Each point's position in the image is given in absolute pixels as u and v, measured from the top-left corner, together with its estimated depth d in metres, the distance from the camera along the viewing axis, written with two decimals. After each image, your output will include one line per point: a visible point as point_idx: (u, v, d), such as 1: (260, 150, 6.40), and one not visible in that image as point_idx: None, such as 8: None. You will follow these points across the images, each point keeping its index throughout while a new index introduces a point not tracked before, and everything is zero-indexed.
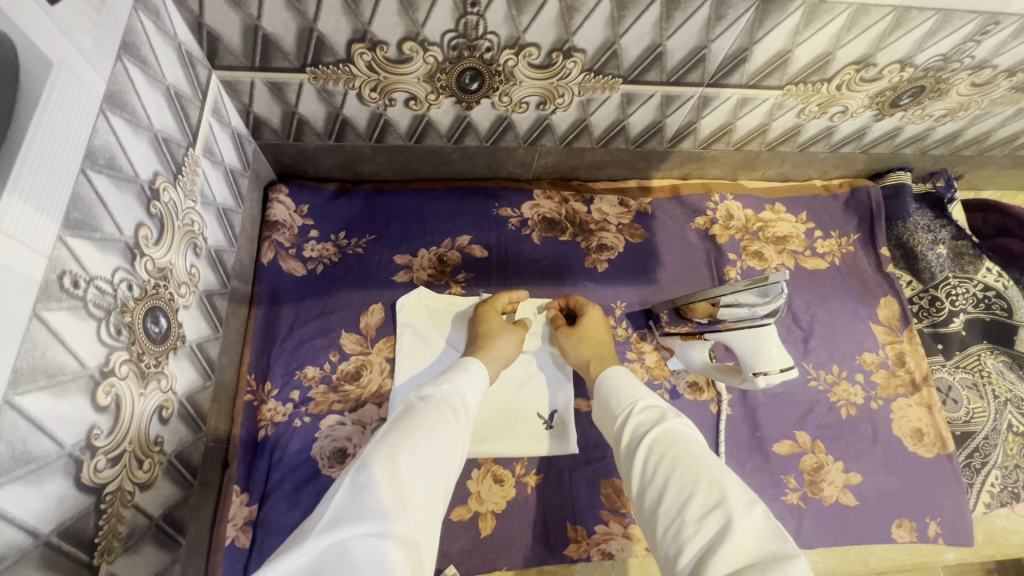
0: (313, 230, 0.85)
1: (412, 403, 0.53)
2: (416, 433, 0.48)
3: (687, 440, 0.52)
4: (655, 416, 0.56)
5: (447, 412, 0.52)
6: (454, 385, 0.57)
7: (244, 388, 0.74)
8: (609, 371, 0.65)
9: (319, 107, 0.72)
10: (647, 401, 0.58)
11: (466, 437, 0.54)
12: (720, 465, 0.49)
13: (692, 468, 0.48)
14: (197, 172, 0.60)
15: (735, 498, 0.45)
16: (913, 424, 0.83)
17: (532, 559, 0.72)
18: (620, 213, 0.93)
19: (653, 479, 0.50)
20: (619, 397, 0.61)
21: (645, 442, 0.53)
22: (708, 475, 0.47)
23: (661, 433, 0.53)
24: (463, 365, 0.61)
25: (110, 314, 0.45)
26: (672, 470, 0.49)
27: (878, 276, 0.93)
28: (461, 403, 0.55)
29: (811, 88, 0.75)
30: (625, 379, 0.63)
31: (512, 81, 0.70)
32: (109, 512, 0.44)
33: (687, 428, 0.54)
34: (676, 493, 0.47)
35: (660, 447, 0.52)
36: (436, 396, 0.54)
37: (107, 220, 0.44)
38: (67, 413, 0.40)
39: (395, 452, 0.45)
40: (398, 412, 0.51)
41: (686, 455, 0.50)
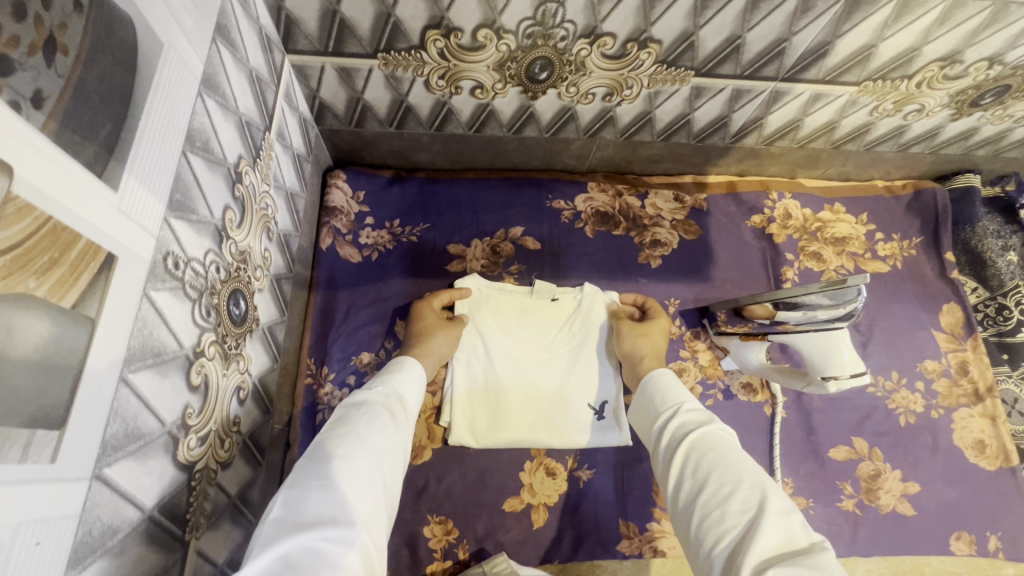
0: (369, 217, 0.85)
1: (348, 409, 0.51)
2: (350, 438, 0.46)
3: (729, 443, 0.50)
4: (700, 416, 0.53)
5: (384, 415, 0.51)
6: (389, 388, 0.56)
7: (304, 370, 0.75)
8: (656, 372, 0.62)
9: (385, 94, 0.72)
10: (689, 401, 0.56)
11: (403, 438, 0.52)
12: (761, 470, 0.47)
13: (734, 466, 0.47)
14: (271, 157, 0.60)
15: (774, 500, 0.43)
16: (975, 435, 0.81)
17: (584, 553, 0.72)
18: (675, 209, 0.92)
19: (690, 478, 0.48)
20: (664, 397, 0.58)
21: (686, 440, 0.51)
22: (752, 477, 0.45)
23: (704, 432, 0.51)
24: (399, 367, 0.60)
25: (202, 296, 0.45)
26: (713, 467, 0.47)
27: (941, 281, 0.89)
28: (399, 407, 0.54)
29: (889, 85, 0.72)
30: (672, 381, 0.60)
31: (582, 71, 0.68)
32: (197, 489, 0.45)
33: (729, 432, 0.51)
34: (717, 487, 0.46)
35: (699, 446, 0.50)
36: (371, 400, 0.53)
37: (202, 202, 0.45)
38: (167, 390, 0.40)
39: (329, 459, 0.44)
40: (331, 421, 0.50)
41: (726, 457, 0.48)
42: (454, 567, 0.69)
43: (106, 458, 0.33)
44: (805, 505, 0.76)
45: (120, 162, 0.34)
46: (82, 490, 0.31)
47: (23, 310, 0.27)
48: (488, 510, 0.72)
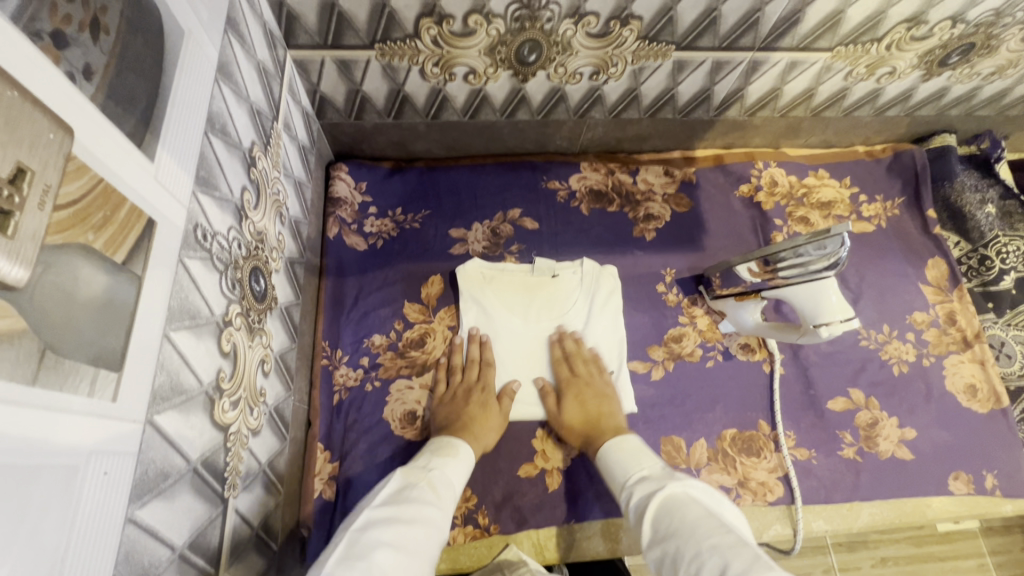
0: (372, 206, 0.89)
1: (399, 492, 0.56)
2: (395, 528, 0.50)
3: (684, 507, 0.52)
4: (652, 488, 0.57)
5: (432, 507, 0.55)
6: (439, 475, 0.60)
7: (320, 352, 0.78)
8: (603, 450, 0.67)
9: (382, 84, 0.75)
10: (648, 471, 0.60)
11: (445, 524, 0.56)
12: (721, 527, 0.49)
13: (693, 534, 0.49)
14: (280, 145, 0.64)
15: (736, 562, 0.44)
16: (966, 379, 0.84)
17: (599, 512, 0.75)
18: (665, 183, 0.96)
19: (664, 554, 0.50)
20: (617, 477, 0.62)
21: (646, 517, 0.54)
22: (709, 542, 0.47)
23: (659, 505, 0.54)
24: (452, 452, 0.64)
25: (227, 269, 0.48)
26: (675, 543, 0.49)
27: (924, 237, 0.93)
28: (445, 493, 0.59)
29: (860, 49, 0.76)
30: (627, 449, 0.64)
31: (569, 51, 0.72)
32: (233, 450, 0.48)
33: (684, 491, 0.55)
34: (686, 564, 0.47)
35: (659, 524, 0.52)
36: (421, 485, 0.57)
37: (223, 180, 0.48)
38: (203, 352, 0.43)
39: (377, 545, 0.48)
40: (381, 499, 0.54)
41: (681, 530, 0.50)
42: (474, 532, 0.72)
43: (156, 405, 0.36)
44: (808, 456, 0.79)
45: (154, 135, 0.37)
46: (139, 431, 0.34)
47: (85, 257, 0.30)
48: (505, 476, 0.75)
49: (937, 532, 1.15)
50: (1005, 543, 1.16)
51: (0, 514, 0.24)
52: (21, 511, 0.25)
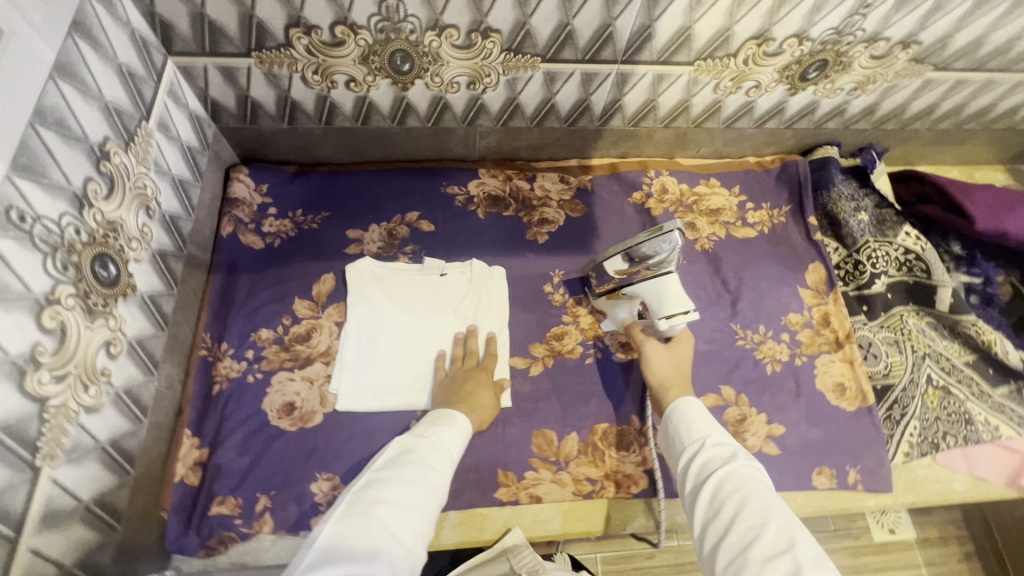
0: (271, 207, 0.92)
1: (400, 455, 0.60)
2: (391, 490, 0.55)
3: (757, 484, 0.55)
4: (726, 454, 0.59)
5: (430, 470, 0.59)
6: (436, 441, 0.63)
7: (198, 344, 0.81)
8: (678, 402, 0.68)
9: (268, 90, 0.80)
10: (719, 440, 0.61)
11: (446, 484, 0.60)
12: (791, 514, 0.52)
13: (762, 510, 0.52)
14: (150, 143, 0.68)
15: (803, 551, 0.48)
16: (835, 378, 0.87)
17: (465, 502, 0.77)
18: (562, 189, 1.00)
19: (719, 515, 0.54)
20: (685, 430, 0.64)
21: (713, 477, 0.57)
22: (781, 520, 0.51)
23: (728, 471, 0.57)
24: (448, 421, 0.68)
25: (56, 251, 0.52)
26: (740, 512, 0.53)
27: (806, 243, 0.98)
28: (442, 456, 0.62)
29: (719, 63, 0.82)
30: (694, 411, 0.65)
31: (440, 62, 0.77)
32: (52, 423, 0.51)
33: (754, 470, 0.57)
34: (748, 529, 0.51)
35: (725, 488, 0.55)
36: (421, 448, 0.61)
37: (55, 169, 0.52)
38: (11, 324, 0.46)
39: (376, 503, 0.53)
40: (382, 462, 0.59)
41: (751, 498, 0.53)
42: None
43: None
44: None
45: None
46: None
47: None
48: None
49: (873, 542, 1.15)
50: (941, 555, 1.16)
51: None
52: None
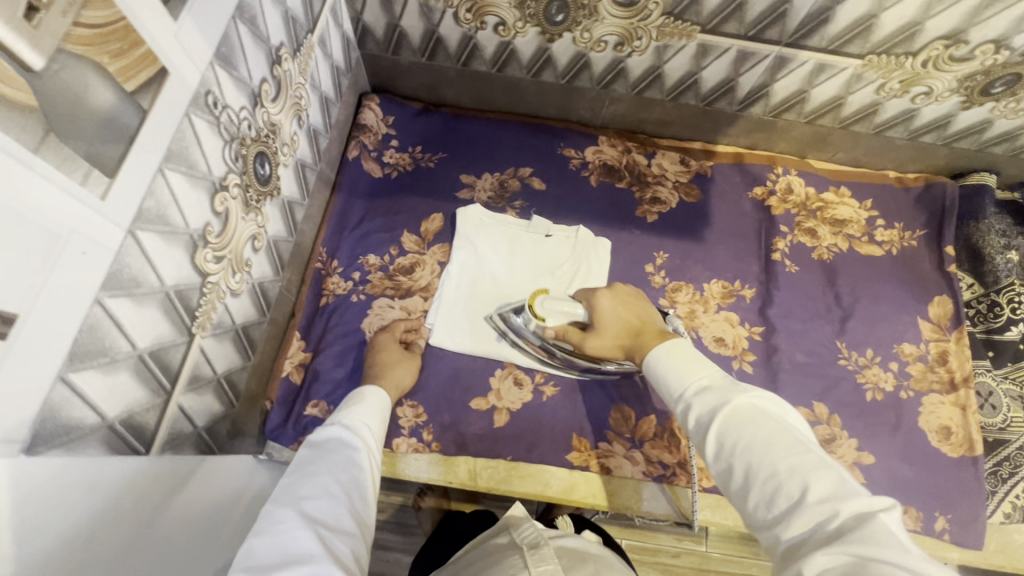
0: (394, 139, 0.95)
1: (310, 455, 0.57)
2: (305, 485, 0.52)
3: (755, 422, 0.47)
4: (716, 398, 0.50)
5: (343, 458, 0.57)
6: (347, 428, 0.61)
7: (316, 257, 0.86)
8: (650, 358, 0.59)
9: (419, 23, 0.81)
10: (706, 380, 0.53)
11: (370, 471, 0.59)
12: (802, 446, 0.45)
13: (767, 455, 0.45)
14: (311, 56, 0.70)
15: (823, 486, 0.42)
16: (941, 421, 0.82)
17: (536, 457, 0.78)
18: (679, 171, 0.97)
19: (733, 471, 0.47)
20: (669, 383, 0.55)
21: (715, 430, 0.49)
22: (786, 462, 0.44)
23: (723, 421, 0.49)
24: (359, 400, 0.67)
25: (232, 142, 0.55)
26: (750, 465, 0.46)
27: (937, 274, 0.90)
28: (357, 439, 0.61)
29: (893, 61, 0.75)
30: (678, 353, 0.57)
31: (595, 17, 0.75)
32: (207, 298, 0.55)
33: (751, 402, 0.49)
34: (762, 485, 0.45)
35: (726, 441, 0.48)
36: (341, 438, 0.60)
37: (243, 64, 0.55)
38: (194, 200, 0.50)
39: (296, 501, 0.50)
40: (295, 465, 0.56)
41: (752, 447, 0.46)
42: (418, 446, 0.78)
43: (140, 222, 0.44)
44: None
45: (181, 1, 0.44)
46: (120, 236, 0.42)
47: (96, 72, 0.36)
48: (456, 404, 0.80)
49: None
50: None
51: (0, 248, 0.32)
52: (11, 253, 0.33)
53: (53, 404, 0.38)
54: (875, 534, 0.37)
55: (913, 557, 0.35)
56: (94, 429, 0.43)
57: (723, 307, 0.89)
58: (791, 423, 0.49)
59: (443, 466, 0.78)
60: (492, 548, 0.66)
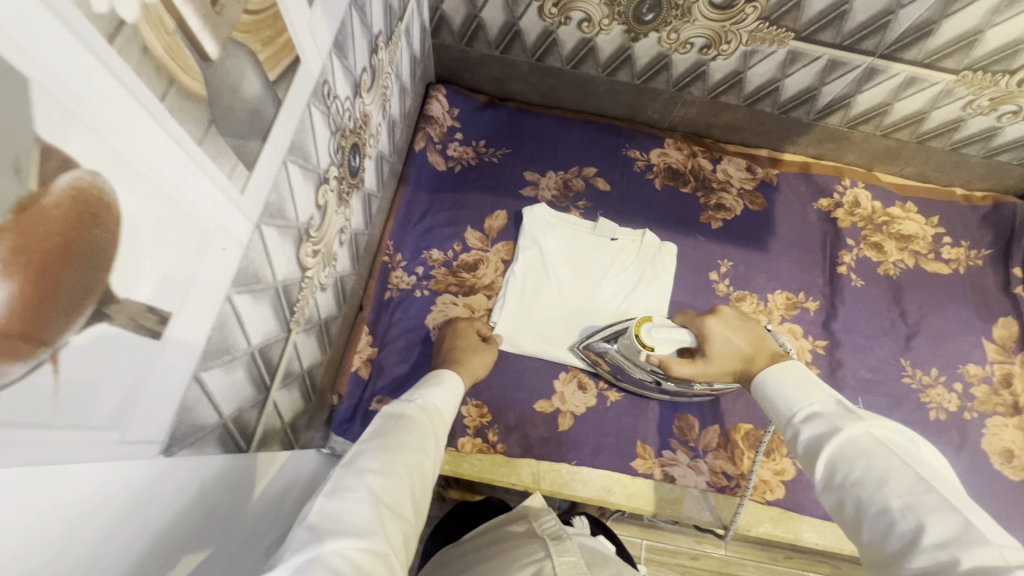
0: (458, 133, 0.93)
1: (386, 420, 0.50)
2: (383, 454, 0.45)
3: (864, 452, 0.43)
4: (828, 425, 0.47)
5: (420, 434, 0.50)
6: (423, 402, 0.55)
7: (383, 250, 0.85)
8: (761, 376, 0.55)
9: (500, 15, 0.79)
10: (819, 407, 0.49)
11: (434, 457, 0.51)
12: (923, 482, 0.40)
13: (878, 489, 0.41)
14: (399, 45, 0.68)
15: (938, 526, 0.37)
16: (1005, 444, 0.81)
17: (600, 462, 0.78)
18: (745, 178, 0.95)
19: (843, 503, 0.43)
20: (778, 407, 0.52)
21: (822, 459, 0.45)
22: (902, 499, 0.40)
23: (834, 449, 0.45)
24: (438, 380, 0.60)
25: (336, 133, 0.54)
26: (861, 499, 0.42)
27: (1002, 295, 0.89)
28: (430, 419, 0.54)
29: (987, 78, 0.73)
30: (795, 375, 0.53)
31: (686, 18, 0.73)
32: (304, 292, 0.54)
33: (867, 431, 0.44)
34: (874, 521, 0.40)
35: (836, 473, 0.44)
36: (414, 416, 0.52)
37: (352, 54, 0.53)
38: (304, 193, 0.49)
39: (366, 473, 0.43)
40: (369, 432, 0.48)
41: (866, 482, 0.42)
42: (482, 446, 0.77)
43: (265, 216, 0.42)
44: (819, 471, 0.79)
45: None
46: (250, 230, 0.40)
47: (251, 63, 0.35)
48: (521, 406, 0.79)
49: None
50: None
51: (168, 251, 0.31)
52: (178, 254, 0.32)
53: (187, 404, 0.37)
54: None
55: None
56: (212, 428, 0.42)
57: (787, 319, 0.88)
58: (918, 454, 0.43)
59: (505, 467, 0.77)
60: (507, 534, 0.64)
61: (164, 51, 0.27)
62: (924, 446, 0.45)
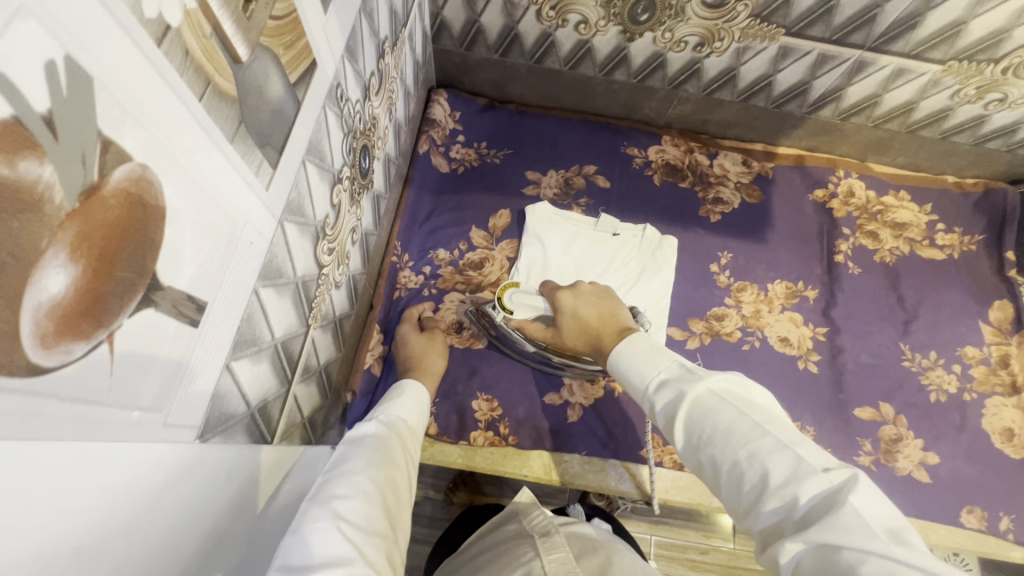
0: (461, 135, 0.95)
1: (348, 448, 0.52)
2: (345, 477, 0.46)
3: (710, 412, 0.43)
4: (680, 394, 0.46)
5: (383, 449, 0.52)
6: (383, 420, 0.57)
7: (391, 251, 0.86)
8: (617, 355, 0.54)
9: (499, 19, 0.82)
10: (665, 374, 0.49)
11: (405, 471, 0.53)
12: (755, 425, 0.41)
13: (726, 445, 0.42)
14: (403, 50, 0.71)
15: (778, 469, 0.38)
16: (1004, 423, 0.83)
17: (609, 452, 0.79)
18: (741, 172, 0.97)
19: (705, 464, 0.44)
20: (638, 387, 0.51)
21: (681, 425, 0.45)
22: (745, 449, 0.41)
23: (687, 413, 0.45)
24: (398, 394, 0.63)
25: (349, 134, 0.56)
26: (717, 458, 0.42)
27: (997, 279, 0.91)
28: (395, 435, 0.56)
29: (973, 67, 0.76)
30: (642, 350, 0.53)
31: (680, 17, 0.76)
32: (320, 288, 0.56)
33: (714, 391, 0.45)
34: (730, 474, 0.41)
35: (693, 434, 0.44)
36: (378, 436, 0.54)
37: (361, 57, 0.55)
38: (321, 192, 0.51)
39: (331, 499, 0.43)
40: (331, 462, 0.49)
41: (716, 439, 0.42)
42: (494, 439, 0.79)
43: (287, 213, 0.44)
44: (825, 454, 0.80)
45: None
46: (273, 227, 0.42)
47: (274, 65, 0.37)
48: (530, 399, 0.81)
49: None
50: None
51: (205, 249, 0.33)
52: (212, 250, 0.34)
53: (220, 393, 0.39)
54: (842, 520, 0.34)
55: (883, 545, 0.32)
56: (241, 418, 0.43)
57: (787, 308, 0.90)
58: (751, 400, 0.44)
59: (517, 459, 0.78)
60: (503, 536, 0.67)
61: (203, 54, 0.29)
62: (758, 389, 0.46)
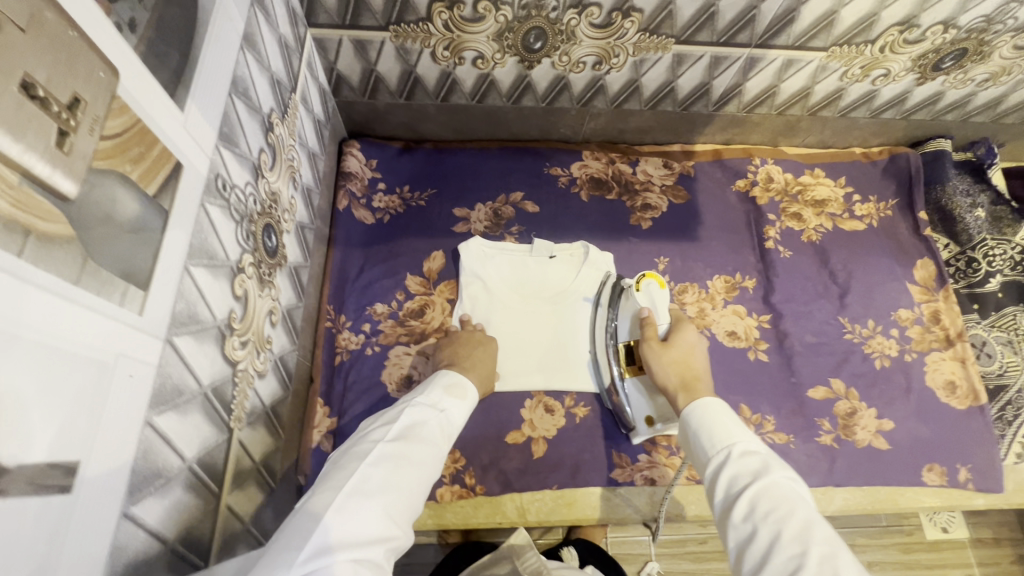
0: (381, 183, 0.93)
1: (408, 425, 0.52)
2: (399, 468, 0.48)
3: (793, 498, 0.44)
4: (759, 464, 0.48)
5: (435, 445, 0.53)
6: (440, 408, 0.57)
7: (324, 315, 0.83)
8: (699, 403, 0.57)
9: (396, 66, 0.80)
10: (751, 447, 0.50)
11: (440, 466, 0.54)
12: (832, 535, 0.41)
13: (796, 535, 0.41)
14: (297, 114, 0.68)
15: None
16: (947, 376, 0.86)
17: (580, 480, 0.78)
18: (664, 175, 0.99)
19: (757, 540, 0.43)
20: (710, 435, 0.53)
21: (745, 495, 0.46)
22: (822, 546, 0.40)
23: (759, 487, 0.46)
24: (463, 394, 0.60)
25: (243, 221, 0.53)
26: (777, 537, 0.42)
27: (915, 239, 0.96)
28: (447, 435, 0.56)
29: (854, 50, 0.79)
30: (726, 412, 0.55)
31: (573, 41, 0.76)
32: (239, 385, 0.52)
33: (792, 482, 0.46)
34: (784, 557, 0.40)
35: (756, 506, 0.45)
36: (432, 427, 0.54)
37: (243, 139, 0.52)
38: (217, 290, 0.47)
39: (385, 487, 0.45)
40: (393, 433, 0.50)
41: (787, 521, 0.42)
42: (461, 491, 0.76)
43: (175, 327, 0.41)
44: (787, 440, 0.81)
45: (186, 89, 0.42)
46: (159, 348, 0.39)
47: (123, 185, 0.34)
48: (493, 443, 0.79)
49: None
50: None
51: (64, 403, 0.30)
52: (76, 402, 0.31)
53: (119, 544, 0.35)
54: None
55: None
56: (156, 558, 0.40)
57: (729, 301, 0.91)
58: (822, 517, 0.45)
59: (489, 507, 0.76)
60: None
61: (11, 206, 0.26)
62: None
